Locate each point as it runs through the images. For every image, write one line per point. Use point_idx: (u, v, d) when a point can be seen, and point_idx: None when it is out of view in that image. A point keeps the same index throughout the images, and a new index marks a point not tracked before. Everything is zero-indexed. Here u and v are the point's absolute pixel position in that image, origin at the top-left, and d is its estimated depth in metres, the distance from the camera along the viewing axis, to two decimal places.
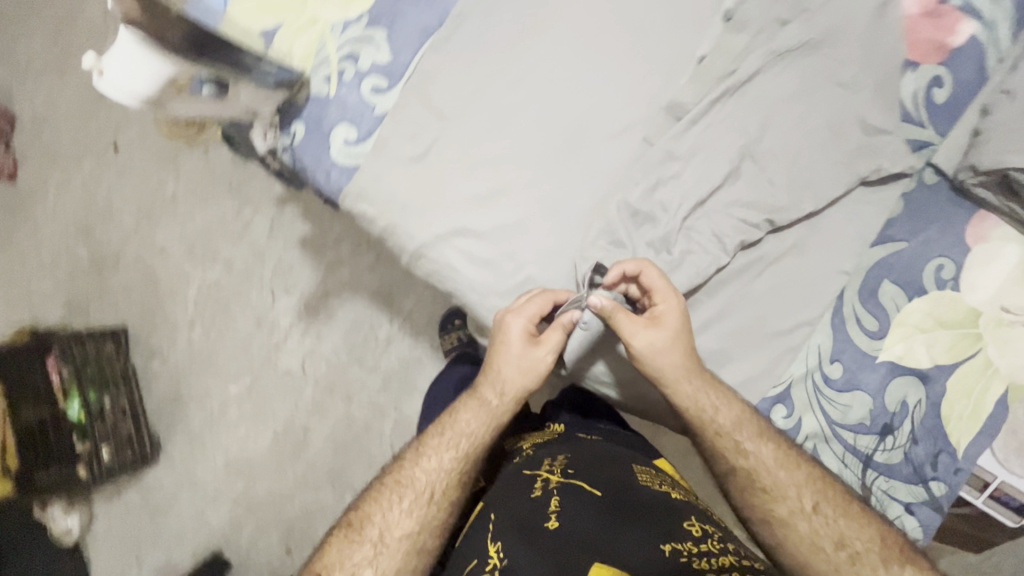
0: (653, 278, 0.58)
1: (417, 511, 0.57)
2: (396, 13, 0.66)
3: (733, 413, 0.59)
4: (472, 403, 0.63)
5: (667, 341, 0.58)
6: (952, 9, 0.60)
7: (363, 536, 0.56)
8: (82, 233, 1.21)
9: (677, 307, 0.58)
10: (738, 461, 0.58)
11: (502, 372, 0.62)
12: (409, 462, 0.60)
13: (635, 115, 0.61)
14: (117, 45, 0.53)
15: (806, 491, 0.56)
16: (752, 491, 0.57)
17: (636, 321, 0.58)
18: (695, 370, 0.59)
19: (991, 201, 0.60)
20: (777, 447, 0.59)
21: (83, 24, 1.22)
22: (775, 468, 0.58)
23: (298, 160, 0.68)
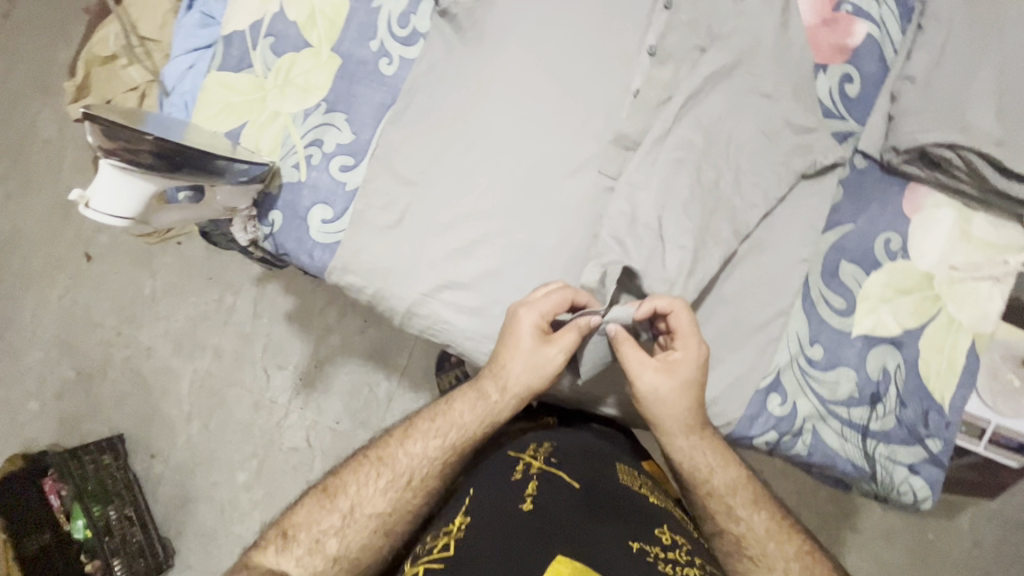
0: (680, 322, 0.59)
1: (392, 493, 0.59)
2: (351, 97, 0.71)
3: (729, 476, 0.62)
4: (469, 393, 0.63)
5: (673, 390, 0.60)
6: (846, 15, 0.68)
7: (333, 505, 0.58)
8: (65, 348, 1.21)
9: (695, 359, 0.60)
10: (729, 525, 0.61)
11: (504, 367, 0.61)
12: (395, 442, 0.62)
13: (588, 151, 0.64)
14: (99, 175, 0.56)
15: (793, 566, 0.58)
16: (738, 556, 0.60)
17: (647, 363, 0.60)
18: (698, 423, 0.61)
19: (918, 174, 0.67)
20: (770, 518, 0.61)
21: (40, 146, 1.25)
22: (764, 538, 0.60)
23: (281, 246, 0.71)
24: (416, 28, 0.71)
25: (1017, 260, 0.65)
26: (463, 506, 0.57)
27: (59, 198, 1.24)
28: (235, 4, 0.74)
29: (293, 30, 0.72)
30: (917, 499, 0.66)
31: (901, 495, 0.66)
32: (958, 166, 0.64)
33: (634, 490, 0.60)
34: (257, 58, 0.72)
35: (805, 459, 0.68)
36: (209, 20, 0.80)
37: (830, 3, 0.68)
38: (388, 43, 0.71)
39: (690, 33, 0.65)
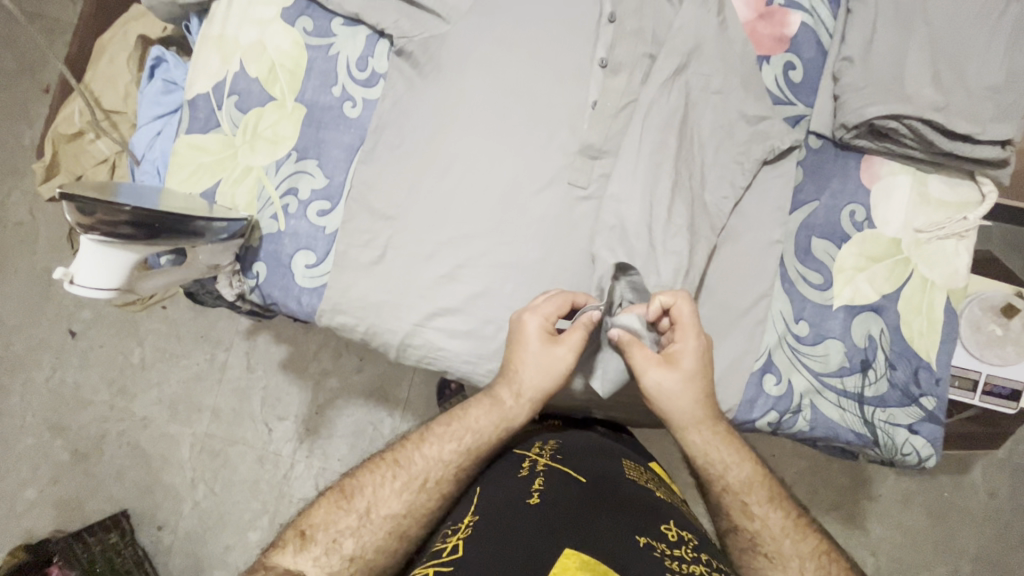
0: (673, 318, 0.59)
1: (408, 495, 0.59)
2: (320, 143, 0.72)
3: (744, 473, 0.62)
4: (484, 396, 0.63)
5: (679, 383, 0.59)
6: (779, 8, 0.71)
7: (350, 505, 0.57)
8: (58, 429, 1.19)
9: (694, 353, 0.59)
10: (743, 522, 0.60)
11: (517, 370, 0.62)
12: (412, 444, 0.62)
13: (555, 164, 0.66)
14: (81, 251, 0.57)
15: (808, 565, 0.57)
16: (753, 554, 0.59)
17: (649, 359, 0.60)
18: (708, 416, 0.61)
19: (870, 146, 0.70)
20: (786, 515, 0.60)
21: (11, 230, 1.24)
22: (780, 536, 0.59)
23: (268, 296, 0.72)
24: (375, 69, 0.73)
25: (976, 214, 0.69)
26: (471, 506, 0.59)
27: (36, 279, 1.23)
28: (194, 67, 0.76)
29: (255, 85, 0.73)
30: (922, 458, 0.68)
31: (906, 457, 0.68)
32: (906, 134, 0.67)
33: (640, 485, 0.61)
34: (223, 117, 0.74)
35: (808, 434, 0.69)
36: (171, 86, 0.82)
37: None
38: (349, 87, 0.73)
39: (637, 42, 0.68)
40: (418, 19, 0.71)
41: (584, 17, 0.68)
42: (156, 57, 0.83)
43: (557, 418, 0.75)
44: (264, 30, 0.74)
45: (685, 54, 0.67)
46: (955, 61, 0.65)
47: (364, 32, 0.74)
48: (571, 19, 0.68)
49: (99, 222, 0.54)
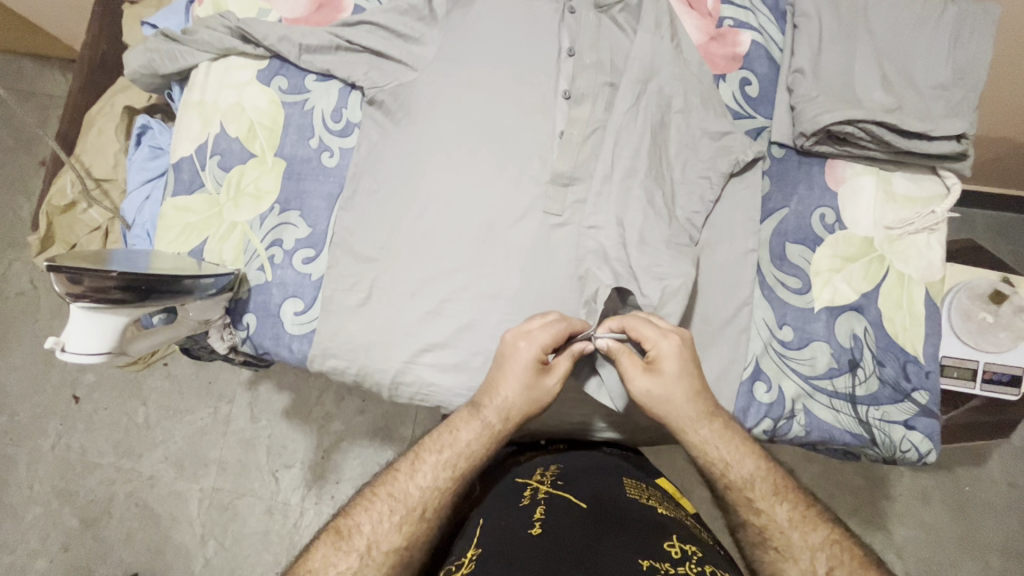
0: (645, 329, 0.60)
1: (406, 527, 0.57)
2: (302, 193, 0.75)
3: (747, 467, 0.60)
4: (469, 415, 0.63)
5: (666, 387, 0.60)
6: (728, 29, 0.75)
7: (349, 545, 0.56)
8: (66, 496, 1.18)
9: (673, 354, 0.59)
10: (750, 517, 0.59)
11: (501, 390, 0.61)
12: (404, 474, 0.60)
13: (530, 196, 0.68)
14: (71, 319, 0.58)
15: (820, 555, 0.55)
16: (762, 548, 0.57)
17: (636, 365, 0.61)
18: (704, 413, 0.61)
19: (831, 151, 0.72)
20: (793, 507, 0.58)
21: (13, 301, 1.27)
22: (788, 528, 0.57)
23: (259, 346, 0.73)
24: (349, 120, 0.76)
25: (943, 207, 0.70)
26: (475, 536, 0.58)
27: (38, 347, 1.24)
28: (178, 132, 0.79)
29: (236, 144, 0.77)
30: (922, 454, 0.67)
31: (905, 454, 0.67)
32: (863, 137, 0.69)
33: (642, 503, 0.61)
34: (207, 177, 0.76)
35: (806, 439, 0.68)
36: (158, 151, 0.85)
37: (713, 21, 0.75)
38: (326, 138, 0.76)
39: (597, 72, 0.70)
40: (386, 69, 0.74)
41: (544, 54, 0.71)
42: (142, 125, 0.87)
43: (560, 442, 0.75)
44: (242, 92, 0.77)
45: (643, 79, 0.70)
46: (900, 64, 0.69)
47: (336, 86, 0.77)
48: (531, 58, 0.71)
49: (89, 288, 0.55)
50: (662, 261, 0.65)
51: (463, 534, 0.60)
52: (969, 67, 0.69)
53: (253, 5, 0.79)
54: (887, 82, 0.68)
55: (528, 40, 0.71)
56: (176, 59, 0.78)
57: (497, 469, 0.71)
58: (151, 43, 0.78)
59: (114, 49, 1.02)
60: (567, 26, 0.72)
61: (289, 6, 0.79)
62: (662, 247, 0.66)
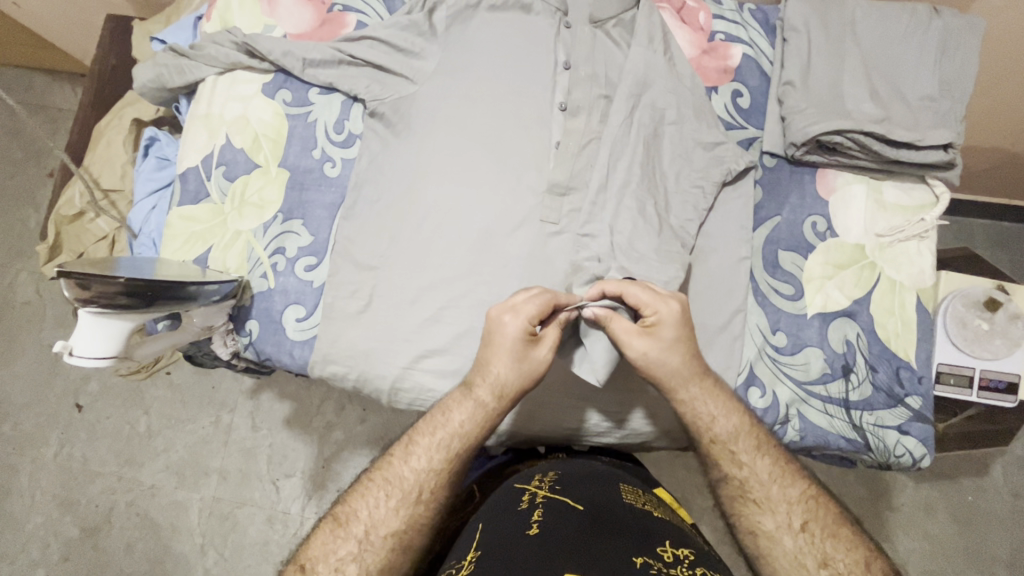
0: (638, 295, 0.59)
1: (404, 510, 0.58)
2: (305, 203, 0.77)
3: (731, 423, 0.62)
4: (462, 396, 0.62)
5: (662, 350, 0.60)
6: (720, 43, 0.77)
7: (348, 531, 0.57)
8: (67, 505, 1.19)
9: (672, 320, 0.59)
10: (732, 470, 0.61)
11: (493, 367, 0.60)
12: (398, 459, 0.61)
13: (527, 205, 0.70)
14: (79, 324, 0.59)
15: (795, 509, 0.58)
16: (742, 501, 0.60)
17: (631, 330, 0.59)
18: (697, 373, 0.62)
19: (822, 161, 0.74)
20: (774, 461, 0.61)
21: (19, 311, 1.28)
22: (768, 482, 0.60)
23: (261, 352, 0.74)
24: (351, 131, 0.78)
25: (933, 215, 0.72)
26: (473, 540, 0.59)
27: (43, 356, 1.26)
28: (184, 144, 0.81)
29: (241, 155, 0.79)
30: (916, 458, 0.68)
31: (899, 458, 0.68)
32: (852, 147, 0.71)
33: (638, 508, 0.61)
34: (212, 187, 0.78)
35: (800, 444, 0.69)
36: (165, 162, 0.87)
37: (705, 35, 0.78)
38: (328, 149, 0.78)
39: (592, 85, 0.72)
40: (388, 82, 0.76)
41: (540, 66, 0.73)
42: (150, 137, 0.89)
43: (559, 451, 0.75)
44: (247, 104, 0.80)
45: (637, 91, 0.72)
46: (888, 76, 0.71)
47: (339, 98, 0.79)
48: (528, 69, 0.73)
49: (96, 294, 0.57)
50: (656, 268, 0.67)
51: (461, 538, 0.61)
52: (954, 79, 0.70)
53: (259, 21, 0.82)
54: (874, 94, 0.70)
55: (525, 52, 0.73)
56: (184, 74, 0.81)
57: (496, 477, 0.71)
58: (160, 58, 0.81)
59: (123, 64, 1.05)
60: (563, 40, 0.74)
61: (294, 21, 0.82)
62: (655, 255, 0.68)
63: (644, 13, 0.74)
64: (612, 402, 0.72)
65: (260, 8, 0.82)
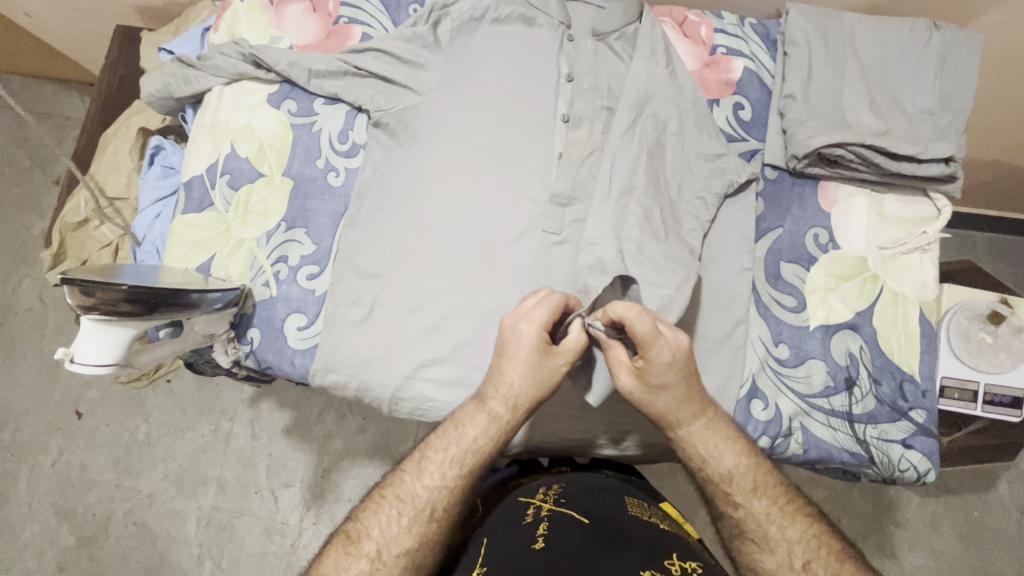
0: (641, 326, 0.55)
1: (416, 529, 0.57)
2: (308, 212, 0.77)
3: (727, 462, 0.60)
4: (475, 409, 0.61)
5: (646, 394, 0.58)
6: (721, 57, 0.78)
7: (359, 549, 0.57)
8: (63, 514, 1.18)
9: (663, 362, 0.56)
10: (729, 510, 0.60)
11: (508, 379, 0.59)
12: (411, 475, 0.60)
13: (530, 215, 0.70)
14: (81, 331, 0.60)
15: (797, 548, 0.57)
16: (742, 540, 0.59)
17: (620, 368, 0.57)
18: (694, 410, 0.59)
19: (823, 173, 0.74)
20: (772, 501, 0.59)
21: (22, 317, 1.29)
22: (766, 522, 0.59)
23: (263, 360, 0.74)
24: (355, 141, 0.79)
25: (935, 227, 0.72)
26: (479, 554, 0.58)
27: (45, 363, 1.26)
28: (190, 152, 0.82)
29: (245, 164, 0.79)
30: (921, 473, 0.67)
31: (904, 473, 0.67)
32: (853, 159, 0.71)
33: (646, 522, 0.60)
34: (216, 196, 0.79)
35: (803, 457, 0.69)
36: (170, 171, 0.88)
37: (707, 48, 0.78)
38: (332, 158, 0.79)
39: (594, 97, 0.73)
40: (392, 93, 0.76)
41: (544, 79, 0.74)
42: (155, 145, 0.90)
43: (563, 464, 0.74)
44: (253, 114, 0.80)
45: (640, 103, 0.72)
46: (889, 90, 0.72)
47: (343, 109, 0.80)
48: (531, 81, 0.74)
49: (99, 301, 0.57)
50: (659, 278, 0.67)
51: (466, 553, 0.60)
52: (955, 93, 0.71)
53: (265, 32, 0.83)
54: (876, 108, 0.71)
55: (529, 65, 0.74)
56: (190, 84, 0.81)
57: (499, 490, 0.69)
58: (167, 68, 0.82)
59: (131, 74, 1.06)
60: (566, 53, 0.74)
61: (301, 33, 0.83)
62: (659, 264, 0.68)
63: (646, 27, 0.75)
64: (613, 413, 0.72)
65: (267, 20, 0.83)
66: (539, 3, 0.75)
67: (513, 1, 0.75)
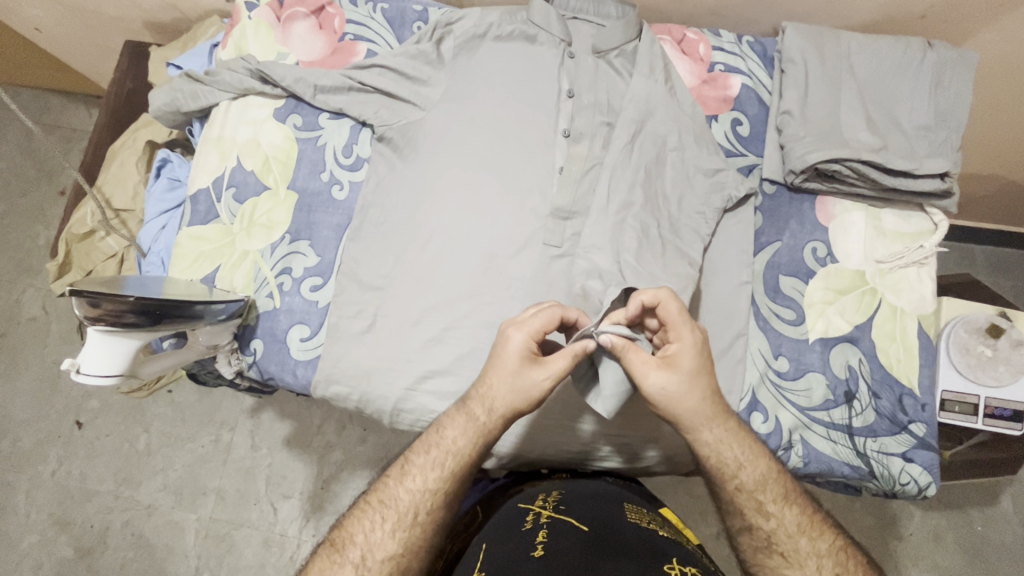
0: (671, 309, 0.57)
1: (401, 533, 0.57)
2: (312, 224, 0.78)
3: (757, 470, 0.59)
4: (457, 412, 0.61)
5: (682, 384, 0.57)
6: (719, 74, 0.79)
7: (343, 557, 0.56)
8: (62, 524, 1.18)
9: (691, 347, 0.57)
10: (758, 521, 0.58)
11: (488, 383, 0.60)
12: (394, 480, 0.60)
13: (531, 228, 0.71)
14: (87, 342, 0.60)
15: (827, 561, 0.56)
16: (769, 553, 0.57)
17: (648, 361, 0.57)
18: (716, 414, 0.59)
19: (821, 188, 0.75)
20: (801, 511, 0.59)
21: (25, 327, 1.29)
22: (796, 533, 0.57)
23: (265, 371, 0.74)
24: (359, 155, 0.80)
25: (932, 242, 0.72)
26: (477, 559, 0.58)
27: (46, 372, 1.27)
28: (196, 165, 0.83)
29: (251, 177, 0.80)
30: (922, 487, 0.67)
31: (905, 487, 0.67)
32: (850, 175, 0.72)
33: (644, 527, 0.61)
34: (222, 209, 0.80)
35: (804, 470, 0.69)
36: (176, 183, 0.89)
37: (705, 65, 0.80)
38: (336, 171, 0.80)
39: (595, 112, 0.74)
40: (396, 109, 0.78)
41: (545, 95, 0.75)
42: (162, 158, 0.91)
43: (563, 472, 0.75)
44: (258, 128, 0.82)
45: (639, 119, 0.73)
46: (885, 107, 0.73)
47: (348, 123, 0.81)
48: (532, 97, 0.75)
49: (106, 312, 0.58)
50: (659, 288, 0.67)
51: (464, 559, 0.59)
52: (950, 110, 0.72)
53: (272, 48, 0.85)
54: (871, 124, 0.72)
55: (530, 81, 0.75)
56: (198, 98, 0.83)
57: (498, 497, 0.70)
58: (175, 83, 0.83)
59: (139, 88, 1.08)
60: (566, 70, 0.76)
61: (306, 49, 0.85)
62: (660, 275, 0.68)
63: (645, 44, 0.76)
64: (613, 424, 0.72)
65: (274, 36, 0.85)
66: (540, 22, 0.77)
67: (515, 19, 0.77)
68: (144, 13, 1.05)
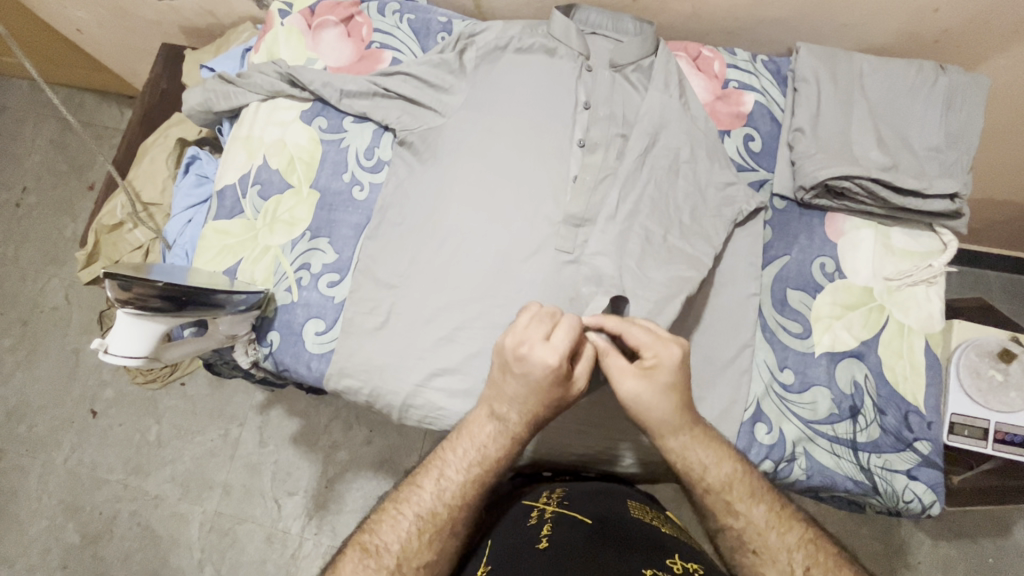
0: (638, 336, 0.58)
1: (437, 543, 0.58)
2: (332, 222, 0.81)
3: (722, 471, 0.60)
4: (492, 424, 0.61)
5: (655, 395, 0.58)
6: (733, 91, 0.81)
7: (378, 561, 0.57)
8: (72, 510, 1.21)
9: (670, 360, 0.58)
10: (728, 519, 0.59)
11: (510, 401, 0.60)
12: (428, 489, 0.60)
13: (543, 234, 0.73)
14: (117, 323, 0.63)
15: (796, 555, 0.56)
16: (742, 552, 0.58)
17: (624, 369, 0.59)
18: (686, 423, 0.59)
19: (830, 205, 0.76)
20: (768, 508, 0.59)
21: (49, 315, 1.34)
22: (765, 530, 0.58)
23: (280, 362, 0.77)
24: (380, 158, 0.83)
25: (941, 261, 0.73)
26: (484, 555, 0.60)
27: (66, 361, 1.30)
28: (225, 162, 0.86)
29: (276, 175, 0.83)
30: (925, 505, 0.67)
31: (909, 504, 0.67)
32: (860, 193, 0.73)
33: (648, 523, 0.62)
34: (247, 204, 0.83)
35: (806, 483, 0.69)
36: (204, 179, 0.93)
37: (719, 82, 0.82)
38: (358, 173, 0.83)
39: (610, 124, 0.76)
40: (418, 115, 0.81)
41: (563, 106, 0.77)
42: (191, 155, 0.96)
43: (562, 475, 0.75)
44: (285, 128, 0.85)
45: (653, 131, 0.75)
46: (895, 128, 0.74)
47: (370, 127, 0.84)
48: (549, 108, 0.77)
49: (135, 296, 0.61)
50: (664, 296, 0.69)
51: (471, 558, 0.61)
52: (960, 132, 0.73)
53: (302, 53, 0.88)
54: (882, 144, 0.73)
55: (550, 92, 0.78)
56: (229, 99, 0.87)
57: (502, 498, 0.72)
58: (209, 84, 0.87)
59: (172, 89, 1.12)
60: (584, 83, 0.78)
61: (335, 56, 0.88)
62: (668, 283, 0.70)
63: (661, 61, 0.79)
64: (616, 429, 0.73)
65: (304, 43, 0.89)
66: (560, 36, 0.79)
67: (537, 33, 0.80)
68: (182, 17, 1.10)
